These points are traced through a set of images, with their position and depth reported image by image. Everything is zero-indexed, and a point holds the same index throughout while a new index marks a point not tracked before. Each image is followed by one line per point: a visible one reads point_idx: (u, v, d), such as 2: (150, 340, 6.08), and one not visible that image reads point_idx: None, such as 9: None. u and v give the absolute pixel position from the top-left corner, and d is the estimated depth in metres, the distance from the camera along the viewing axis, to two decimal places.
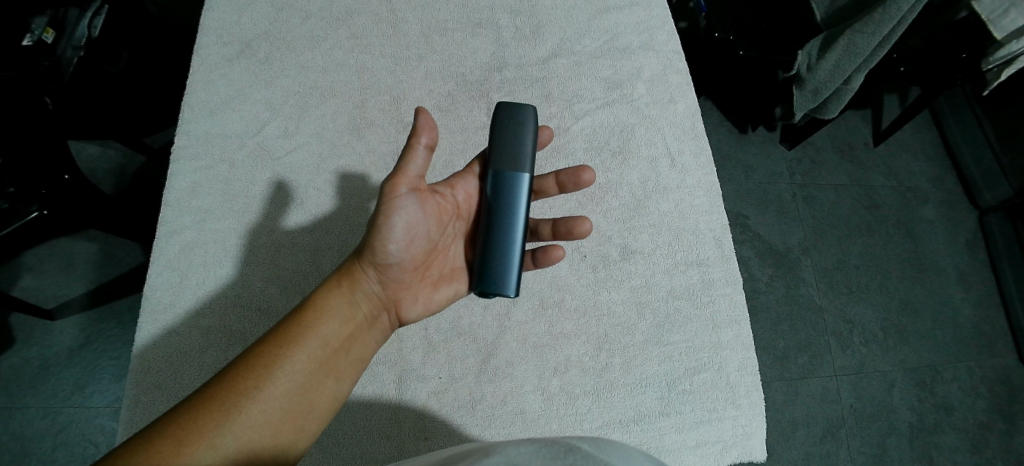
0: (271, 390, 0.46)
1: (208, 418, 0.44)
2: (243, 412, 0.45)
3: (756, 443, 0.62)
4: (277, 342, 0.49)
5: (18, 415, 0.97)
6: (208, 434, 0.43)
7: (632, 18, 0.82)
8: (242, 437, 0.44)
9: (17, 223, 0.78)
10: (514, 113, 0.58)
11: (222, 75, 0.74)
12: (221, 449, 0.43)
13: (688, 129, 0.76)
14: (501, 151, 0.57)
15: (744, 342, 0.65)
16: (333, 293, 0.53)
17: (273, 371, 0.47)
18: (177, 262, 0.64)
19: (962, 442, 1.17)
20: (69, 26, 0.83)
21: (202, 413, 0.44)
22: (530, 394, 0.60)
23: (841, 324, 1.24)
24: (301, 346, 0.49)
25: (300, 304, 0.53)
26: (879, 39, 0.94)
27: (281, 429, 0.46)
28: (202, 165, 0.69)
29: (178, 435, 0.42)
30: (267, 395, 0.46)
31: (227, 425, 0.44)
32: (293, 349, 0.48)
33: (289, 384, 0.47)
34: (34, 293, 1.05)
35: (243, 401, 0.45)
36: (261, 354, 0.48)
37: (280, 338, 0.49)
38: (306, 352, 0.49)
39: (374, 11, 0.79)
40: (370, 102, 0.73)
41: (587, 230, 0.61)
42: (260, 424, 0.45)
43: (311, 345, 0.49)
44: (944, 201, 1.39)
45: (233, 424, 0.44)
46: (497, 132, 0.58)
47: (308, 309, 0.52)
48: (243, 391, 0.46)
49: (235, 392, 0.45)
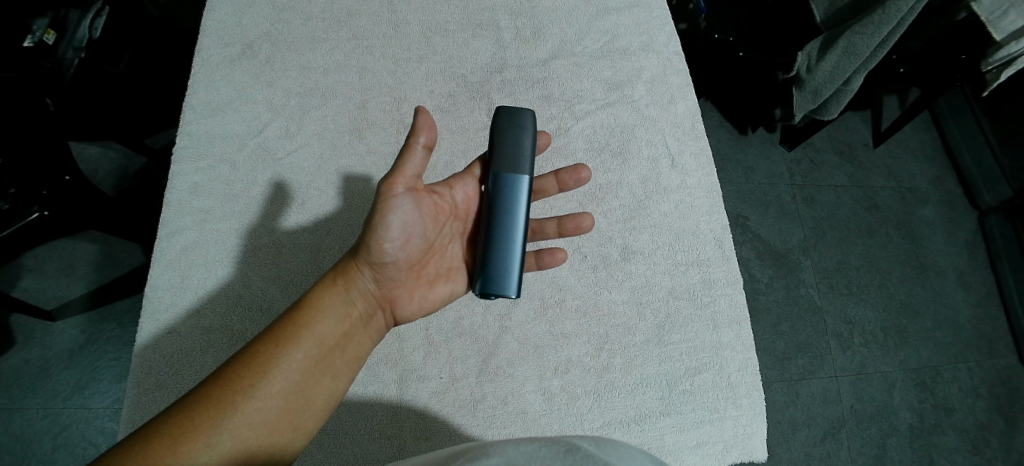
0: (265, 387, 0.47)
1: (204, 417, 0.44)
2: (238, 410, 0.45)
3: (757, 443, 0.62)
4: (273, 339, 0.49)
5: (19, 416, 0.97)
6: (205, 433, 0.43)
7: (632, 19, 0.82)
8: (239, 436, 0.44)
9: (19, 223, 0.79)
10: (513, 118, 0.58)
11: (224, 76, 0.74)
12: (217, 447, 0.43)
13: (688, 129, 0.76)
14: (502, 154, 0.57)
15: (744, 342, 0.65)
16: (328, 289, 0.53)
17: (268, 369, 0.47)
18: (178, 263, 0.64)
19: (962, 443, 1.17)
20: (71, 27, 0.84)
21: (199, 411, 0.44)
22: (531, 394, 0.60)
23: (841, 325, 1.24)
24: (296, 342, 0.49)
25: (295, 303, 0.53)
26: (879, 41, 0.94)
27: (274, 428, 0.46)
28: (203, 166, 0.69)
29: (175, 434, 0.42)
30: (261, 393, 0.46)
31: (223, 424, 0.44)
32: (288, 348, 0.48)
33: (282, 383, 0.47)
34: (34, 294, 1.05)
35: (238, 400, 0.45)
36: (256, 352, 0.48)
37: (276, 336, 0.49)
38: (301, 350, 0.49)
39: (375, 13, 0.79)
40: (371, 103, 0.73)
41: (590, 224, 0.64)
42: (257, 422, 0.45)
43: (306, 342, 0.50)
44: (944, 202, 1.40)
45: (229, 422, 0.44)
46: (497, 135, 0.58)
47: (303, 304, 0.52)
48: (238, 389, 0.46)
49: (229, 390, 0.46)
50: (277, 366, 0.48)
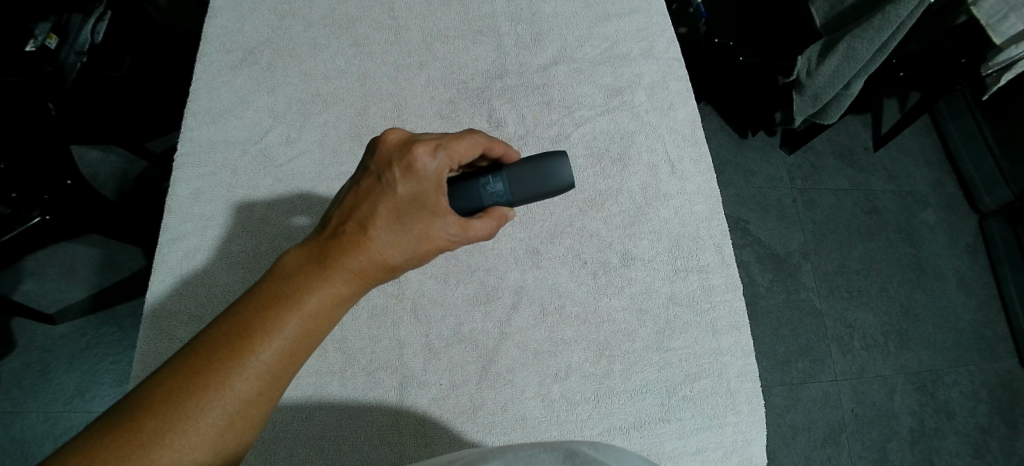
0: (246, 370, 0.39)
1: (185, 406, 0.37)
2: (226, 404, 0.38)
3: (756, 450, 0.62)
4: (271, 310, 0.42)
5: (21, 420, 0.98)
6: (184, 428, 0.36)
7: (632, 25, 0.82)
8: (220, 435, 0.38)
9: (19, 229, 0.80)
10: (561, 160, 0.55)
11: (225, 82, 0.74)
12: (196, 448, 0.36)
13: (688, 135, 0.76)
14: (530, 185, 0.54)
15: (744, 348, 0.65)
16: (336, 256, 0.45)
17: (263, 354, 0.40)
18: (180, 269, 0.64)
19: (963, 447, 1.17)
20: (73, 32, 0.85)
21: (183, 401, 0.37)
22: (530, 400, 0.60)
23: (842, 329, 1.24)
24: (300, 316, 0.43)
25: (300, 284, 0.44)
26: (878, 45, 0.94)
27: (257, 413, 0.40)
28: (205, 172, 0.69)
29: (152, 429, 0.36)
30: (254, 376, 0.39)
31: (206, 419, 0.37)
32: (288, 336, 0.42)
33: (272, 363, 0.40)
34: (37, 298, 1.06)
35: (226, 391, 0.38)
36: (256, 335, 0.41)
37: (278, 322, 0.42)
38: (301, 326, 0.42)
39: (376, 19, 0.79)
40: (371, 109, 0.73)
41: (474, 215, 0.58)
42: (245, 418, 0.39)
43: (308, 315, 0.43)
44: (944, 206, 1.40)
45: (214, 414, 0.37)
46: (541, 171, 0.54)
47: (309, 276, 0.44)
48: (228, 379, 0.38)
49: (217, 372, 0.38)
50: (272, 343, 0.41)
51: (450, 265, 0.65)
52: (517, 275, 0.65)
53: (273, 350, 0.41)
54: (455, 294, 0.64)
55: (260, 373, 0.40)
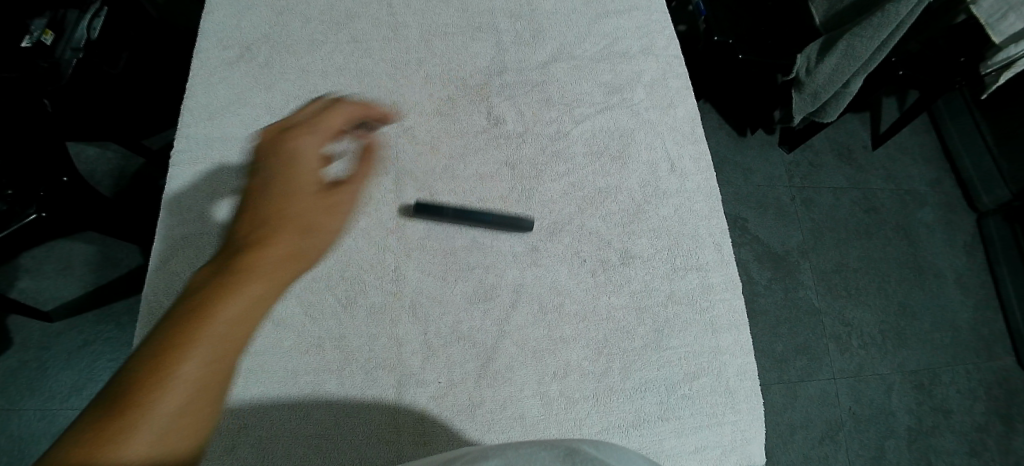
0: (172, 380, 0.35)
1: (104, 434, 0.32)
2: (154, 418, 0.33)
3: (755, 448, 0.62)
4: (186, 321, 0.38)
5: (17, 418, 0.97)
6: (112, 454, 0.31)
7: (631, 22, 0.82)
8: (154, 455, 0.32)
9: (17, 225, 0.80)
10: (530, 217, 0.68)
11: (222, 78, 0.74)
12: None
13: (688, 133, 0.76)
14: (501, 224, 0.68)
15: (743, 347, 0.65)
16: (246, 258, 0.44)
17: (189, 361, 0.36)
18: (176, 265, 0.62)
19: (961, 445, 1.17)
20: (69, 28, 0.85)
21: (102, 429, 0.32)
22: (530, 399, 0.60)
23: (840, 327, 1.24)
24: (219, 319, 0.39)
25: (212, 291, 0.41)
26: (878, 43, 0.94)
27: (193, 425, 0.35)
28: (201, 168, 0.68)
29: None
30: (183, 386, 0.35)
31: (135, 441, 0.32)
32: (210, 338, 0.38)
33: (199, 367, 0.36)
34: (33, 295, 1.06)
35: (151, 405, 0.33)
36: (176, 345, 0.36)
37: (197, 327, 0.38)
38: (224, 326, 0.39)
39: (374, 15, 0.79)
40: (370, 106, 0.73)
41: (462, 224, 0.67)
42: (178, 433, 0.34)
43: (229, 314, 0.39)
44: (942, 204, 1.40)
45: (140, 434, 0.32)
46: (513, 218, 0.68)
47: (221, 283, 0.41)
48: (150, 392, 0.34)
49: (138, 390, 0.34)
50: (195, 350, 0.37)
51: (449, 263, 0.65)
52: (516, 273, 0.65)
53: (199, 358, 0.36)
54: (454, 291, 0.63)
55: (186, 379, 0.35)
